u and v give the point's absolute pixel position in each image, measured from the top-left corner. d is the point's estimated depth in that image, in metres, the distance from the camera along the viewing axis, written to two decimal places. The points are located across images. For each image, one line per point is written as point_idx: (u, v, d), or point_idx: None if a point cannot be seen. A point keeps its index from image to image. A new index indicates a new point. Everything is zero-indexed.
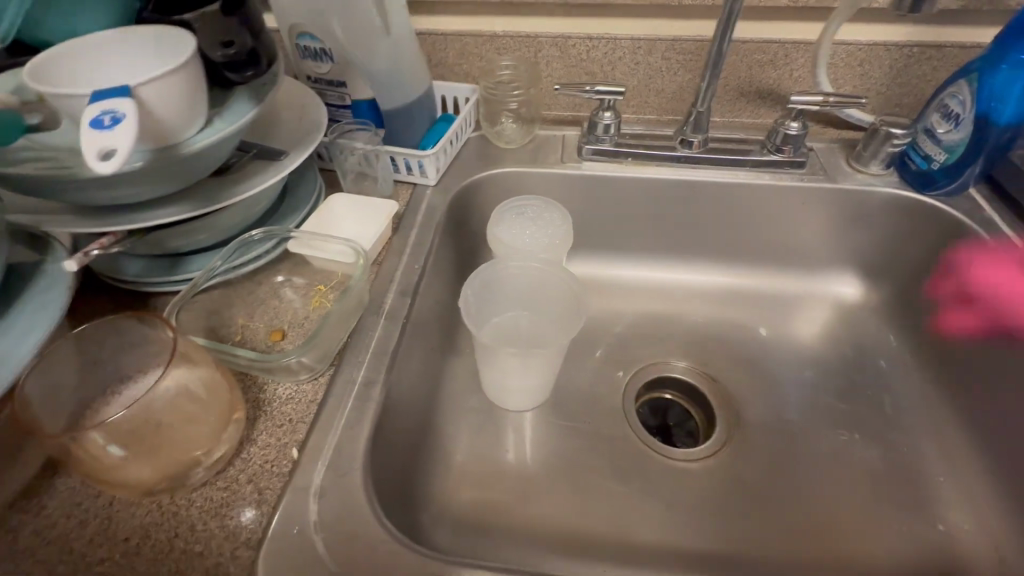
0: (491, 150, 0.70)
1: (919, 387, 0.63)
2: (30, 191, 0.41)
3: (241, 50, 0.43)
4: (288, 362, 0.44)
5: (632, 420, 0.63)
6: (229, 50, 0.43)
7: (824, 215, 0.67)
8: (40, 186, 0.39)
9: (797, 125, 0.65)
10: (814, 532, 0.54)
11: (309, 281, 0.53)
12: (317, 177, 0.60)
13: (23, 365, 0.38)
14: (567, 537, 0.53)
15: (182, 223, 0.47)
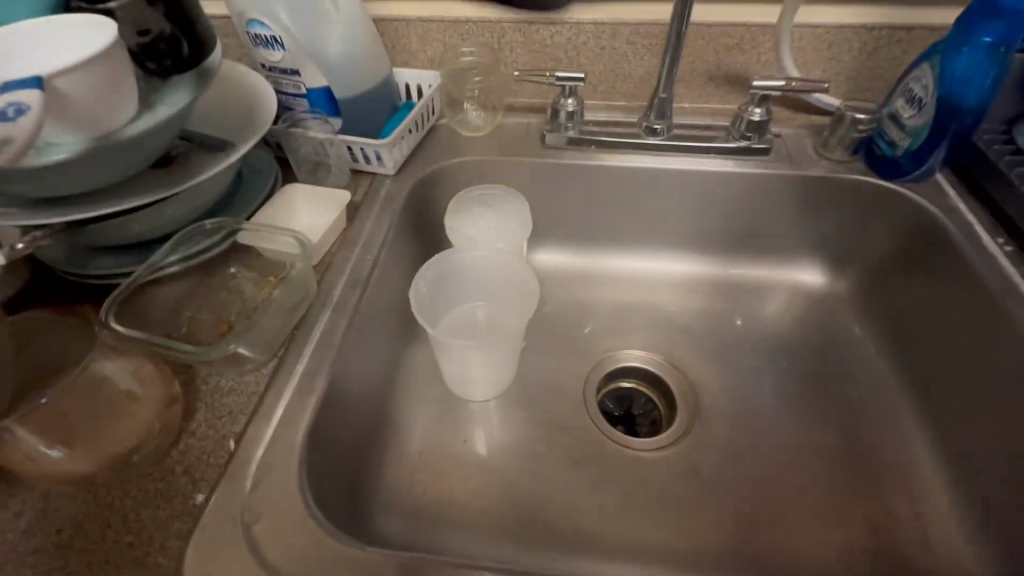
0: (454, 139, 0.69)
1: (881, 377, 0.62)
2: None
3: (161, 38, 0.42)
4: (227, 353, 0.44)
5: (592, 410, 0.62)
6: (147, 39, 0.42)
7: (790, 202, 0.67)
8: None
9: (761, 111, 0.63)
10: (766, 521, 0.54)
11: (260, 274, 0.52)
12: (274, 165, 0.60)
13: None
14: (520, 526, 0.53)
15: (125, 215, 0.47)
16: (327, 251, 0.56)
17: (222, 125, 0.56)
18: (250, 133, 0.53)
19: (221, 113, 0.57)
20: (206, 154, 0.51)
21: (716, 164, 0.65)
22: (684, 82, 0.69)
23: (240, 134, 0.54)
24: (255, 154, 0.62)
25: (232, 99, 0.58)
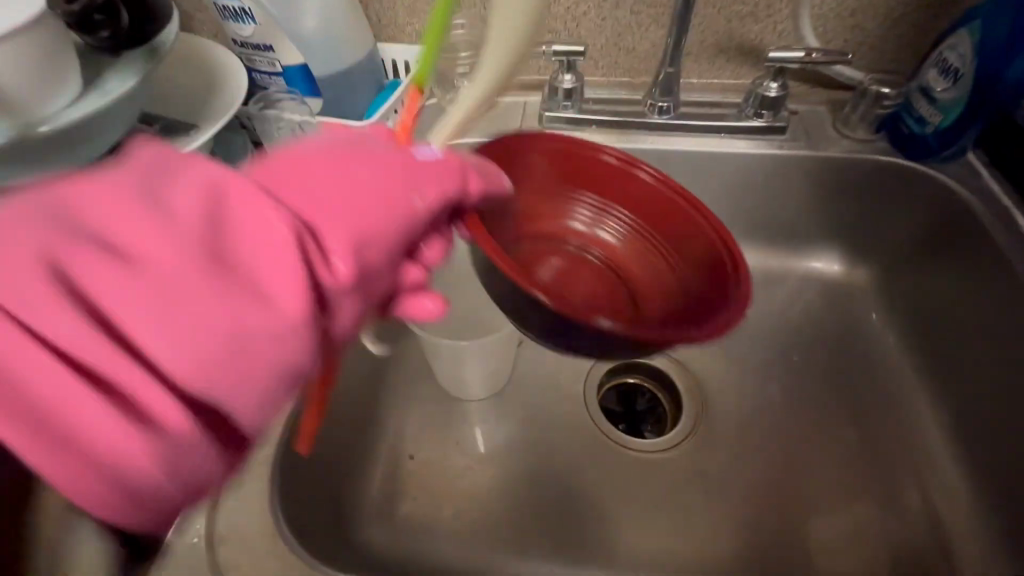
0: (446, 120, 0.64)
1: (899, 372, 0.58)
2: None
3: (88, 6, 0.38)
4: None
5: (593, 408, 0.59)
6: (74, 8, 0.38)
7: (805, 185, 0.62)
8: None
9: (778, 85, 0.58)
10: (773, 526, 0.51)
11: None
12: (248, 148, 0.56)
13: None
14: (513, 531, 0.51)
15: None
16: None
17: (186, 106, 0.52)
18: (216, 113, 0.49)
19: (185, 94, 0.53)
20: (166, 137, 0.48)
21: (726, 144, 0.60)
22: (693, 55, 0.63)
23: (203, 116, 0.50)
24: (227, 137, 0.57)
25: (194, 78, 0.54)
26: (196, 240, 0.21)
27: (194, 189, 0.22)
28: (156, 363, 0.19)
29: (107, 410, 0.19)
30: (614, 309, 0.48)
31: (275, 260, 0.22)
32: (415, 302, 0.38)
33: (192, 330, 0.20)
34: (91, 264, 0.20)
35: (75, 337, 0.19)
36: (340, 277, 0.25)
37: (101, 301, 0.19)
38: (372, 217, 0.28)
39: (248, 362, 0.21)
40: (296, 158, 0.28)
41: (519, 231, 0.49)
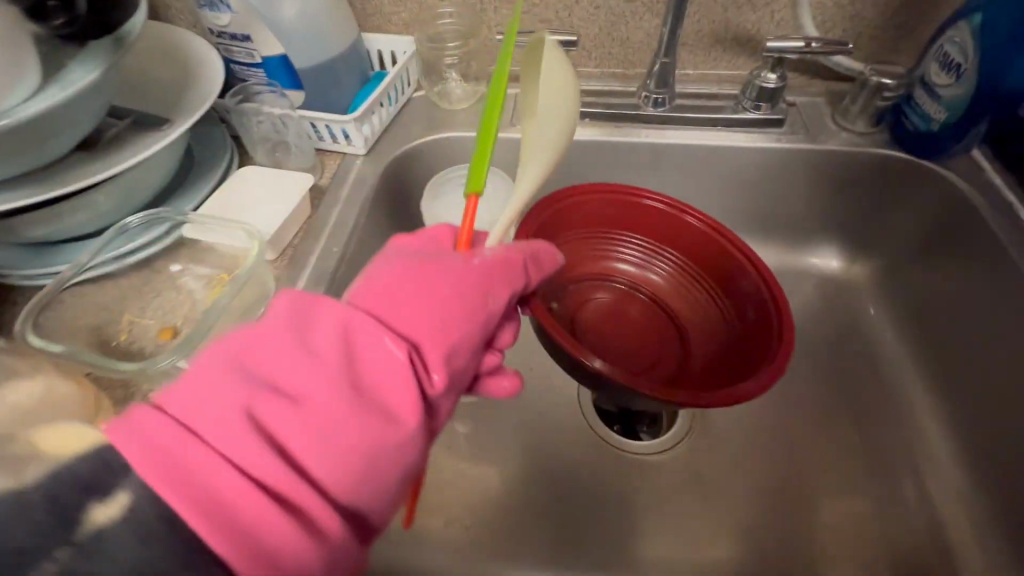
0: (435, 113, 0.62)
1: (900, 371, 0.57)
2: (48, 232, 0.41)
3: None
4: (164, 367, 0.38)
5: (587, 410, 0.58)
6: None
7: (803, 179, 0.60)
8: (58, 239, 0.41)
9: (776, 77, 0.56)
10: (771, 530, 0.50)
11: (213, 270, 0.46)
12: (229, 142, 0.54)
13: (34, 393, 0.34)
14: (506, 537, 0.49)
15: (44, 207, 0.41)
16: (288, 243, 0.50)
17: (160, 98, 0.49)
18: (191, 105, 0.47)
19: (157, 87, 0.51)
20: (137, 131, 0.45)
21: (722, 137, 0.59)
22: (689, 45, 0.61)
23: (177, 108, 0.48)
24: (205, 132, 0.55)
25: (167, 70, 0.51)
26: (341, 376, 0.28)
27: (336, 336, 0.30)
28: (325, 482, 0.26)
29: (296, 527, 0.24)
30: (662, 352, 0.52)
31: (398, 385, 0.29)
32: (495, 381, 0.39)
33: (346, 449, 0.27)
34: (279, 408, 0.27)
35: (273, 470, 0.24)
36: (439, 387, 0.31)
37: (285, 437, 0.26)
38: (457, 326, 0.33)
39: (383, 465, 0.28)
40: (388, 283, 0.34)
41: (572, 275, 0.54)
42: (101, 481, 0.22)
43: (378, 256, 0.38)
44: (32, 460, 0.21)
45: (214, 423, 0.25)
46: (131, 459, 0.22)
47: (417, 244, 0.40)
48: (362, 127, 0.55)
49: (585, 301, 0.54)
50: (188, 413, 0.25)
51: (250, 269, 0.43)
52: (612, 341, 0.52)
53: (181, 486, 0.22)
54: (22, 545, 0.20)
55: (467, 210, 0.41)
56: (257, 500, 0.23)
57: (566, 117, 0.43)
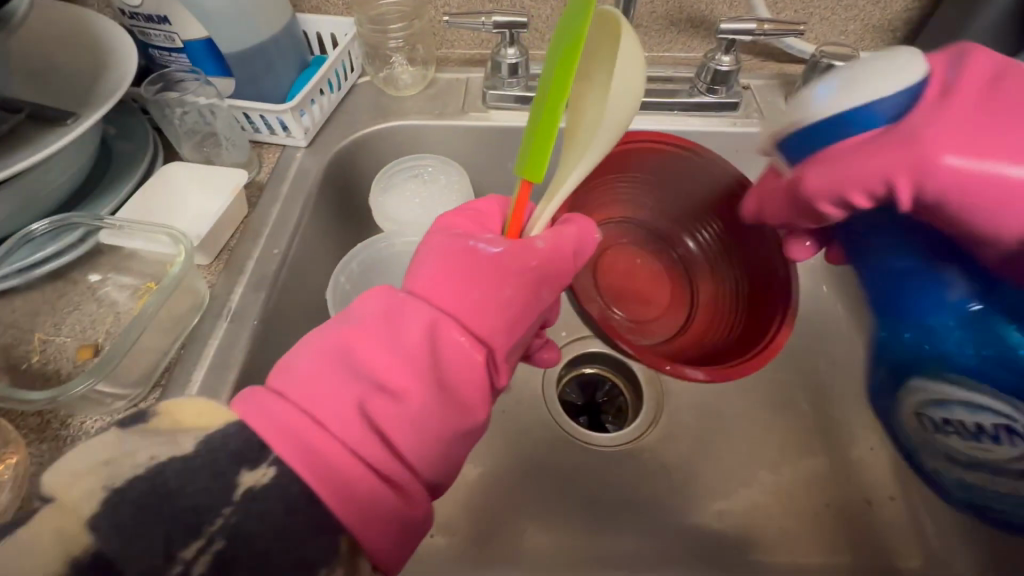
0: (383, 100, 0.59)
1: (853, 351, 0.59)
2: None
3: None
4: (80, 393, 0.34)
5: (553, 403, 0.57)
6: None
7: (758, 163, 0.60)
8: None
9: (729, 59, 0.55)
10: (736, 514, 0.50)
11: (138, 278, 0.42)
12: (150, 134, 0.50)
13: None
14: (471, 540, 0.49)
15: None
16: (223, 246, 0.46)
17: (67, 90, 0.44)
18: (101, 95, 0.42)
19: (59, 76, 0.45)
20: (37, 129, 0.40)
21: (679, 121, 0.58)
22: (643, 27, 0.60)
23: (84, 101, 0.42)
24: (124, 126, 0.50)
25: (68, 56, 0.46)
26: (429, 372, 0.32)
27: (424, 334, 0.32)
28: (418, 464, 0.32)
29: (397, 502, 0.30)
30: (671, 309, 0.54)
31: (475, 384, 0.33)
32: (543, 353, 0.45)
33: (432, 438, 0.32)
34: (385, 404, 0.31)
35: (379, 457, 0.30)
36: (503, 379, 0.35)
37: (387, 427, 0.31)
38: (518, 324, 0.36)
39: (458, 445, 0.33)
40: (456, 274, 0.35)
41: (609, 213, 0.55)
42: (250, 455, 0.27)
43: (434, 234, 0.38)
44: (184, 433, 0.27)
45: (333, 413, 0.30)
46: (271, 441, 0.28)
47: (468, 223, 0.40)
48: (300, 116, 0.51)
49: (615, 241, 0.56)
50: (310, 401, 0.30)
51: (177, 275, 0.39)
52: (627, 288, 0.55)
53: (313, 468, 0.28)
54: (199, 502, 0.25)
55: (519, 190, 0.37)
56: (372, 482, 0.29)
57: (630, 101, 0.33)
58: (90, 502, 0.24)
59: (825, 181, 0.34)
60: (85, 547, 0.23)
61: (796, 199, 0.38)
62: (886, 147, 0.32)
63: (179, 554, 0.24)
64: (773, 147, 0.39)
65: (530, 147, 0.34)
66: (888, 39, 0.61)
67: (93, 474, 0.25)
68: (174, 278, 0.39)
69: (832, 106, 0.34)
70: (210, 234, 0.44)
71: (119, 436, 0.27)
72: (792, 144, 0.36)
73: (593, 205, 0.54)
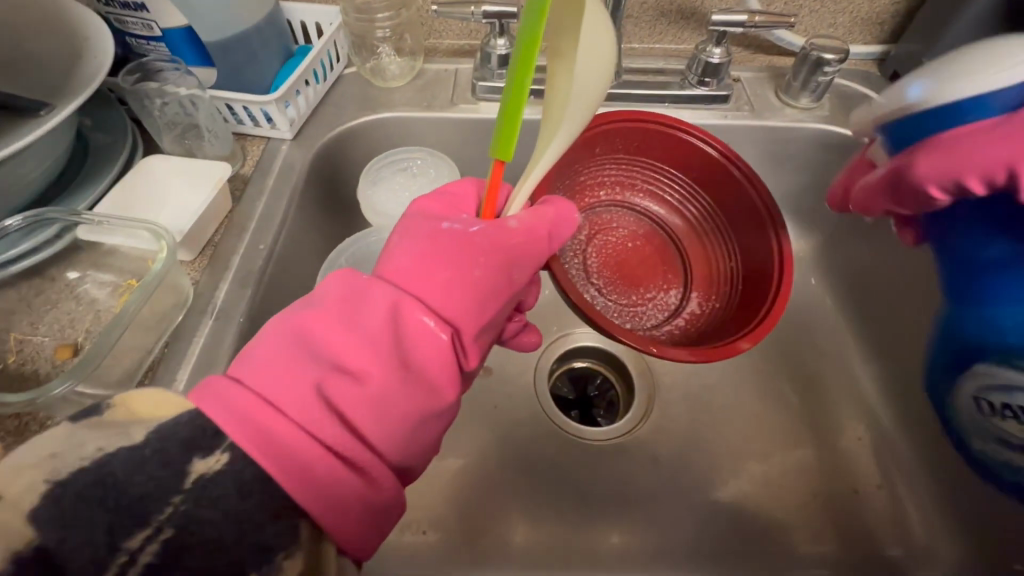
0: (370, 91, 0.57)
1: (841, 342, 0.60)
2: None
3: None
4: (60, 395, 0.33)
5: (544, 397, 0.57)
6: None
7: (749, 156, 0.60)
8: None
9: (720, 51, 0.55)
10: (728, 506, 0.51)
11: (118, 275, 0.41)
12: (128, 125, 0.48)
13: None
14: (464, 536, 0.49)
15: None
16: (208, 240, 0.45)
17: (41, 79, 0.43)
18: (75, 85, 0.41)
19: (31, 66, 0.43)
20: (9, 119, 0.39)
21: (670, 114, 0.58)
22: (634, 18, 0.59)
23: (57, 91, 0.41)
24: (101, 117, 0.48)
25: (39, 45, 0.44)
26: (391, 354, 0.32)
27: (387, 315, 0.32)
28: (384, 446, 0.31)
29: (361, 486, 0.30)
30: (664, 289, 0.54)
31: (441, 364, 0.32)
32: (521, 338, 0.44)
33: (398, 420, 0.32)
34: (346, 387, 0.31)
35: (342, 442, 0.29)
36: (473, 363, 0.35)
37: (349, 411, 0.30)
38: (489, 306, 0.35)
39: (425, 429, 0.33)
40: (423, 258, 0.34)
41: (598, 195, 0.55)
42: (199, 442, 0.26)
43: (405, 218, 0.38)
44: (135, 424, 0.27)
45: (291, 398, 0.29)
46: (225, 428, 0.27)
47: (438, 207, 0.39)
48: (285, 108, 0.50)
49: (604, 224, 0.55)
50: (268, 387, 0.30)
51: (160, 272, 0.38)
52: (621, 269, 0.54)
53: (270, 456, 0.27)
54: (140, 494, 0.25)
55: (494, 173, 0.37)
56: (334, 466, 0.29)
57: (603, 80, 0.34)
58: (31, 496, 0.24)
59: (937, 167, 0.33)
60: (28, 541, 0.23)
61: (897, 189, 0.36)
62: (1019, 130, 0.30)
63: (124, 545, 0.24)
64: (883, 125, 0.39)
65: (501, 125, 0.34)
66: (876, 31, 0.61)
67: (36, 469, 0.25)
68: (156, 274, 0.38)
69: (930, 100, 0.34)
70: (192, 230, 0.43)
71: (69, 429, 0.26)
72: (904, 125, 0.37)
73: (581, 188, 0.54)
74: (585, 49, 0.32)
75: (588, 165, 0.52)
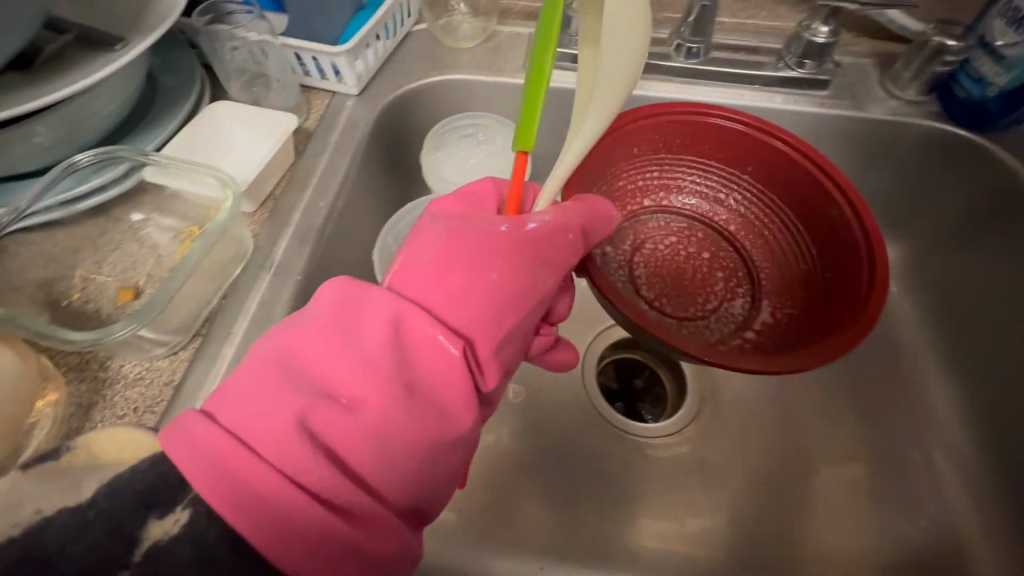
0: (440, 51, 0.55)
1: (922, 363, 0.55)
2: (40, 206, 0.37)
3: None
4: (122, 338, 0.33)
5: (591, 386, 0.55)
6: None
7: (841, 150, 0.55)
8: (37, 194, 0.37)
9: (828, 31, 0.50)
10: (777, 523, 0.48)
11: (181, 222, 0.41)
12: (198, 69, 0.47)
13: (31, 370, 0.32)
14: (502, 521, 0.47)
15: None
16: (268, 194, 0.44)
17: (115, 14, 0.42)
18: (152, 23, 0.40)
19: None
20: (82, 51, 0.38)
21: (759, 97, 0.53)
22: None
23: (131, 27, 0.40)
24: (172, 56, 0.48)
25: None
26: (391, 375, 0.27)
27: (386, 327, 0.28)
28: (383, 487, 0.27)
29: (353, 532, 0.25)
30: (731, 295, 0.49)
31: (449, 386, 0.28)
32: (554, 355, 0.41)
33: (400, 455, 0.27)
34: (336, 416, 0.26)
35: (325, 480, 0.25)
36: (491, 384, 0.30)
37: (340, 445, 0.26)
38: (515, 315, 0.32)
39: (437, 459, 0.28)
40: (436, 263, 0.31)
41: (643, 203, 0.51)
42: (167, 488, 0.23)
43: (425, 218, 0.35)
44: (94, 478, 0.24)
45: (267, 434, 0.25)
46: (187, 472, 0.24)
47: (459, 207, 0.36)
48: (354, 61, 0.48)
49: (650, 234, 0.51)
50: (247, 420, 0.26)
51: (222, 223, 0.37)
52: (676, 277, 0.49)
53: (239, 508, 0.23)
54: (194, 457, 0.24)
55: (515, 167, 0.35)
56: (319, 513, 0.24)
57: (631, 68, 0.33)
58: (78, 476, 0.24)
59: None
60: None
61: None
62: None
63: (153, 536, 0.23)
64: None
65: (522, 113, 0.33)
66: None
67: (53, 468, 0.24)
68: (217, 223, 0.37)
69: None
70: (256, 181, 0.42)
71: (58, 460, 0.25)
72: None
73: (620, 195, 0.49)
74: (609, 49, 0.33)
75: (628, 167, 0.49)
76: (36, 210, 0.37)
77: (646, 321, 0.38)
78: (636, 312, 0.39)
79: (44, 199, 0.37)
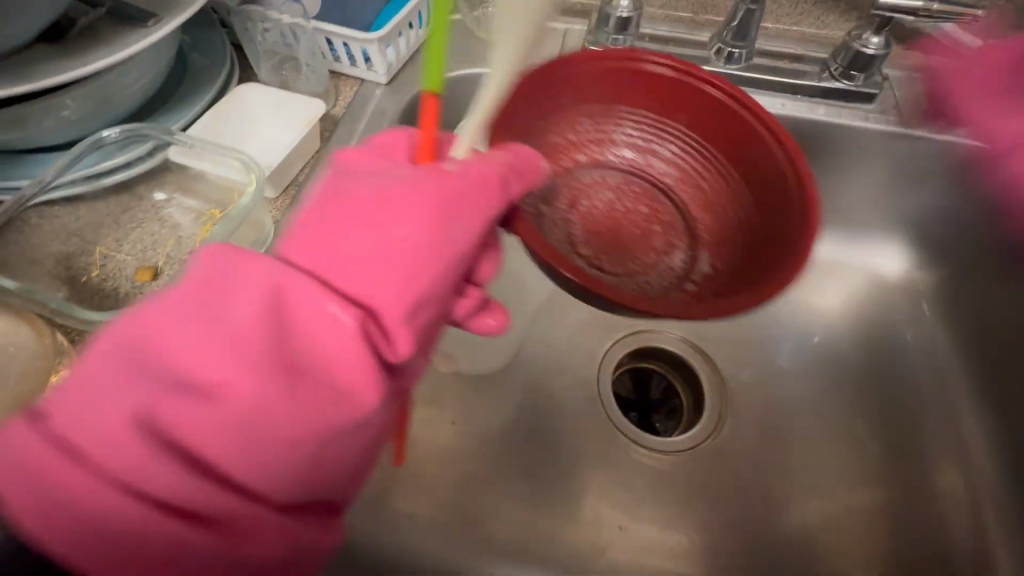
0: (471, 42, 0.53)
1: (954, 395, 0.53)
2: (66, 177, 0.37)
3: None
4: None
5: (606, 394, 0.54)
6: None
7: (885, 167, 0.53)
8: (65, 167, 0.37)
9: (878, 42, 0.48)
10: (793, 551, 0.46)
11: (202, 203, 0.40)
12: (229, 49, 0.47)
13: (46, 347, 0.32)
14: (509, 528, 0.46)
15: (18, 104, 0.35)
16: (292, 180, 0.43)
17: None
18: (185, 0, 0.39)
19: None
20: (113, 27, 0.37)
21: (800, 107, 0.51)
22: None
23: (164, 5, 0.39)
24: (204, 35, 0.47)
25: None
26: (251, 354, 0.24)
27: (256, 304, 0.24)
28: (247, 469, 0.24)
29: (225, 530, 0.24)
30: (671, 252, 0.45)
31: (331, 364, 0.25)
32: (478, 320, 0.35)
33: (267, 438, 0.24)
34: (192, 405, 0.24)
35: (186, 484, 0.23)
36: (400, 352, 0.26)
37: (194, 434, 0.24)
38: (426, 274, 0.27)
39: (326, 444, 0.25)
40: (330, 229, 0.28)
41: (578, 158, 0.46)
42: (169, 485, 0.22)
43: (330, 175, 0.31)
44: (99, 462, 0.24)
45: (105, 429, 0.23)
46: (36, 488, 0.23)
47: (370, 159, 0.32)
48: (386, 49, 0.47)
49: (585, 190, 0.47)
50: (93, 417, 0.23)
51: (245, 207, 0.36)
52: (612, 234, 0.45)
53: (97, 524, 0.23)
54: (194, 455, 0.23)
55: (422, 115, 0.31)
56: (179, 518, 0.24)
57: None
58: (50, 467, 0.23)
59: None
60: None
61: None
62: None
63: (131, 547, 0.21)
64: None
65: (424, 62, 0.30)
66: None
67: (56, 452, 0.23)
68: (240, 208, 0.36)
69: None
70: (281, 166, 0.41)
71: None
72: None
73: (553, 146, 0.44)
74: None
75: (557, 118, 0.44)
76: (60, 180, 0.37)
77: (572, 269, 0.32)
78: (566, 263, 0.32)
79: (71, 171, 0.38)
